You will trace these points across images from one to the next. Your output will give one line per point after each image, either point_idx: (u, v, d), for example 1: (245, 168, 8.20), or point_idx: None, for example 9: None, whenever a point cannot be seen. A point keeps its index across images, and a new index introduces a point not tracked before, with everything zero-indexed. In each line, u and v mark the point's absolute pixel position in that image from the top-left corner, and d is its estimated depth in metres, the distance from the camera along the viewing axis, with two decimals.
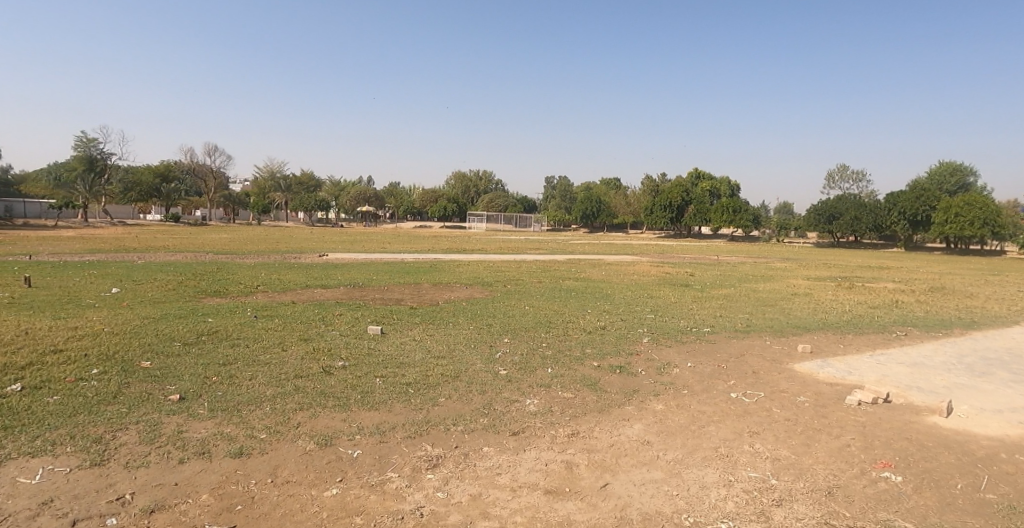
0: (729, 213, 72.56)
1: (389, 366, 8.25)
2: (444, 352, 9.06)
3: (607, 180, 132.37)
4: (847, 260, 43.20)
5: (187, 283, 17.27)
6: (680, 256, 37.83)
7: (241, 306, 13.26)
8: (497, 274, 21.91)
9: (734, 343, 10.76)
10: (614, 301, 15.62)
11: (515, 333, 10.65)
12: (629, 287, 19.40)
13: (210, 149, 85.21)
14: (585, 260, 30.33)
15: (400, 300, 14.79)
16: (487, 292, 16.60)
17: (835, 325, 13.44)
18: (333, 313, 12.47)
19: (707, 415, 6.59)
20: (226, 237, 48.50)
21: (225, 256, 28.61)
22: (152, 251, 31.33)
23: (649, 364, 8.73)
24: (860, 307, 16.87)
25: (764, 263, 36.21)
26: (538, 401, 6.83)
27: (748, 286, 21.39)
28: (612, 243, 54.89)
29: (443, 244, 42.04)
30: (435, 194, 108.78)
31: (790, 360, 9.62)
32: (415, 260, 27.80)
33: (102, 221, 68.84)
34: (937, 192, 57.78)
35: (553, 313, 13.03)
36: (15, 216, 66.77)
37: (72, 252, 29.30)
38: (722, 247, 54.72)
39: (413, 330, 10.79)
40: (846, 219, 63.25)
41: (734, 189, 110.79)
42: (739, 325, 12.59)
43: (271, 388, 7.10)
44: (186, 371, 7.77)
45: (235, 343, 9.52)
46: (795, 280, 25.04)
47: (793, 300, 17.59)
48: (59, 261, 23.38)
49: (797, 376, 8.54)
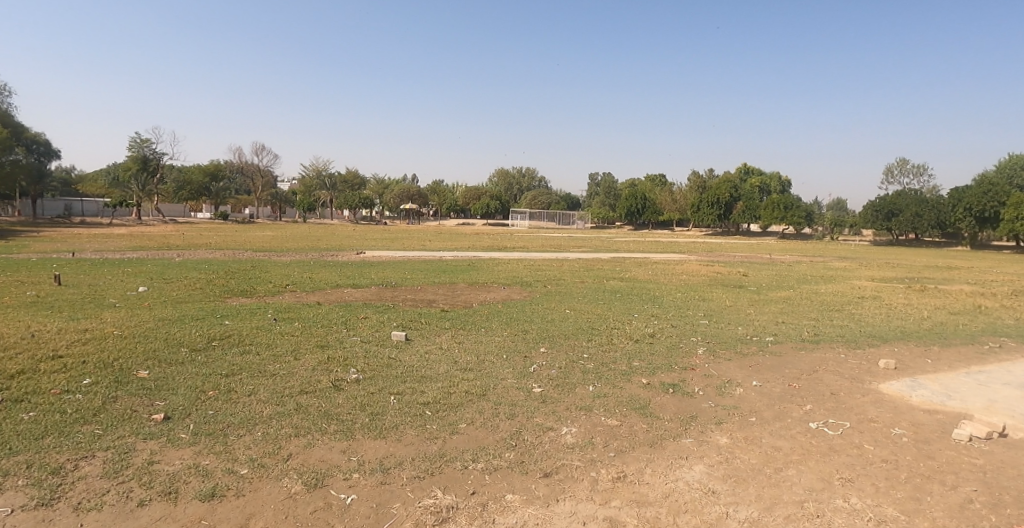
0: (781, 209, 69.63)
1: (411, 380, 7.29)
2: (472, 364, 8.03)
3: (652, 176, 129.63)
4: (912, 260, 40.43)
5: (216, 282, 16.80)
6: (729, 255, 36.02)
7: (263, 307, 12.62)
8: (536, 273, 20.85)
9: (803, 356, 9.39)
10: (663, 304, 14.33)
11: (553, 342, 9.54)
12: (679, 288, 18.04)
13: (258, 148, 87.07)
14: (629, 259, 28.95)
15: (432, 301, 13.89)
16: (526, 293, 15.55)
17: (916, 335, 11.81)
18: (357, 316, 11.65)
19: (784, 454, 5.37)
20: (270, 235, 48.91)
21: (264, 253, 28.51)
22: (194, 248, 31.49)
23: (708, 383, 7.51)
24: (940, 313, 15.05)
25: (820, 263, 33.99)
26: (577, 429, 5.73)
27: (809, 288, 19.65)
28: (658, 240, 53.02)
29: (484, 242, 41.26)
30: (477, 191, 108.50)
31: (874, 378, 8.22)
32: (453, 258, 26.97)
33: (155, 219, 70.98)
34: (1008, 187, 53.55)
35: (596, 318, 11.88)
36: (75, 215, 69.43)
37: (116, 249, 29.71)
38: (776, 245, 52.11)
39: (441, 336, 9.82)
40: (906, 217, 59.54)
41: (785, 185, 106.69)
42: (807, 334, 11.13)
43: (269, 405, 6.28)
44: (182, 385, 7.07)
45: (246, 350, 8.80)
46: (859, 281, 23.06)
47: (861, 305, 15.87)
48: (100, 259, 23.52)
49: (886, 401, 7.17)
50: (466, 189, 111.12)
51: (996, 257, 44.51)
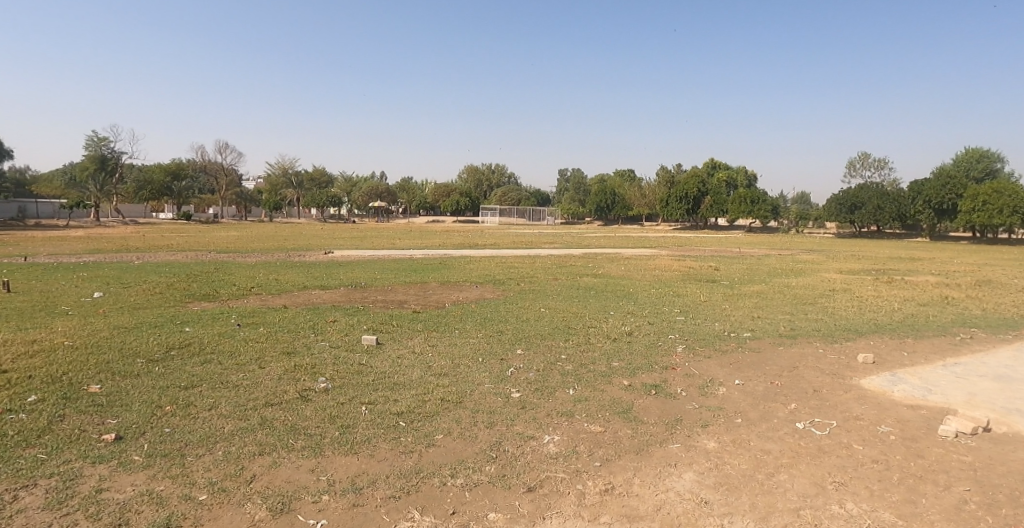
0: (748, 203, 70.77)
1: (383, 388, 6.93)
2: (447, 369, 7.70)
3: (621, 172, 130.51)
4: (875, 251, 41.36)
5: (176, 286, 16.09)
6: (700, 249, 36.33)
7: (226, 312, 12.05)
8: (509, 271, 20.56)
9: (782, 352, 9.31)
10: (639, 301, 14.19)
11: (530, 343, 9.27)
12: (653, 284, 17.96)
13: (222, 146, 84.83)
14: (602, 255, 28.86)
15: (404, 302, 13.49)
16: (499, 292, 15.25)
17: (889, 328, 11.87)
18: (325, 319, 11.19)
19: (773, 457, 5.20)
20: (235, 235, 47.61)
21: (228, 254, 27.64)
22: (154, 250, 30.36)
23: (690, 383, 7.33)
24: (909, 304, 15.24)
25: (789, 256, 34.46)
26: (559, 437, 5.47)
27: (780, 281, 19.80)
28: (629, 235, 53.29)
29: (455, 240, 40.75)
30: (448, 189, 107.82)
31: (854, 374, 8.15)
32: (425, 256, 26.53)
33: (113, 220, 68.57)
34: (964, 179, 55.22)
35: (573, 316, 11.65)
36: (28, 217, 66.60)
37: (70, 252, 28.43)
38: (745, 238, 52.83)
39: (413, 340, 9.45)
40: (869, 209, 60.99)
41: (751, 179, 108.54)
42: (784, 329, 11.08)
43: (231, 421, 5.88)
44: (137, 400, 6.59)
45: (207, 359, 8.31)
46: (828, 274, 23.36)
47: (833, 298, 15.99)
48: (53, 263, 22.44)
49: (869, 397, 7.09)
50: (436, 186, 110.20)
51: (954, 248, 45.83)
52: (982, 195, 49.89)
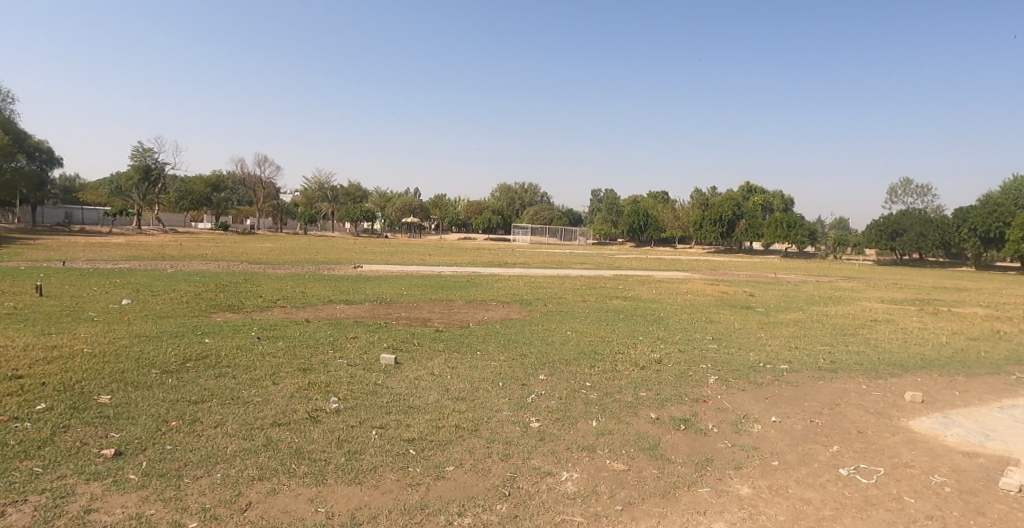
0: (783, 228, 69.23)
1: (396, 411, 6.64)
2: (465, 393, 7.37)
3: (654, 194, 129.39)
4: (918, 280, 39.72)
5: (204, 295, 16.17)
6: (733, 274, 35.40)
7: (248, 324, 11.99)
8: (537, 291, 20.18)
9: (822, 386, 8.71)
10: (669, 326, 13.66)
11: (554, 367, 8.89)
12: (684, 308, 17.40)
13: (261, 159, 86.99)
14: (632, 277, 28.26)
15: (427, 319, 13.26)
16: (525, 312, 14.91)
17: (938, 363, 11.11)
18: (346, 335, 11.00)
19: (814, 508, 4.72)
20: (269, 247, 48.37)
21: (259, 266, 27.96)
22: (189, 259, 30.92)
23: (723, 418, 6.84)
24: (958, 338, 14.34)
25: (827, 282, 33.32)
26: (578, 474, 5.08)
27: (818, 309, 18.98)
28: (661, 258, 52.41)
29: (484, 257, 40.60)
30: (479, 206, 108.36)
31: (902, 414, 7.54)
32: (452, 273, 26.34)
33: (155, 228, 70.63)
34: (1013, 207, 52.94)
35: (599, 341, 11.22)
36: (75, 223, 68.99)
37: (109, 259, 29.15)
38: (780, 264, 51.48)
39: (433, 360, 9.15)
40: (911, 236, 58.88)
41: (787, 203, 106.43)
42: (823, 362, 10.44)
43: (235, 442, 5.66)
44: (144, 413, 6.43)
45: (221, 372, 8.16)
46: (869, 303, 22.35)
47: (875, 329, 15.17)
48: (90, 268, 22.97)
49: (920, 441, 6.50)
50: (468, 204, 110.86)
51: (1004, 278, 43.79)
52: None
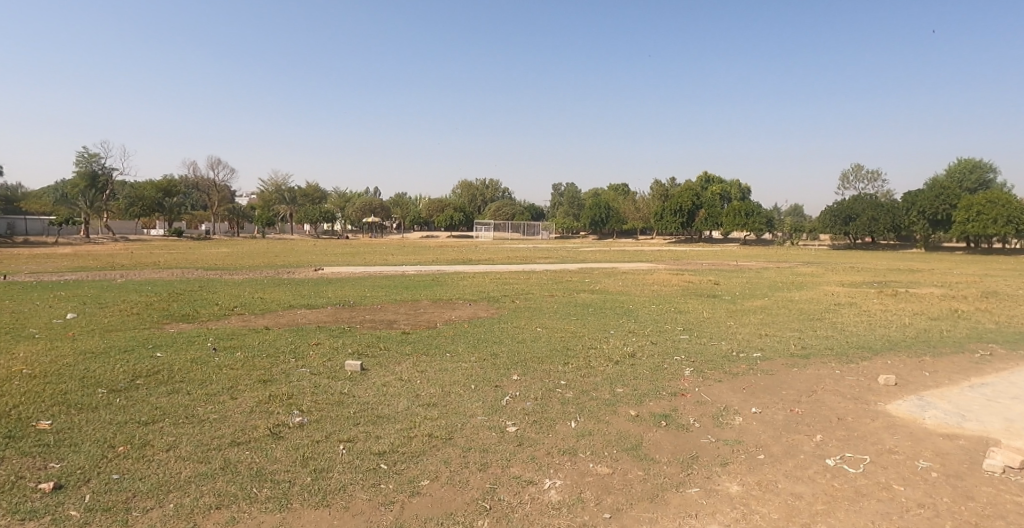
0: (742, 216, 70.63)
1: (365, 422, 6.28)
2: (437, 399, 7.04)
3: (615, 186, 130.45)
4: (873, 263, 40.87)
5: (156, 306, 15.36)
6: (697, 263, 35.79)
7: (204, 334, 11.36)
8: (504, 288, 19.89)
9: (797, 373, 8.67)
10: (640, 319, 13.57)
11: (527, 367, 8.62)
12: (653, 299, 17.36)
13: (214, 162, 84.29)
14: (598, 269, 28.24)
15: (393, 321, 12.85)
16: (494, 310, 14.60)
17: (904, 344, 11.25)
18: (308, 342, 10.50)
19: (806, 503, 4.58)
20: (225, 251, 46.77)
21: (215, 272, 26.93)
22: (140, 268, 29.56)
23: (703, 412, 6.68)
24: (919, 319, 14.63)
25: (787, 269, 34.04)
26: (561, 481, 4.83)
27: (782, 296, 19.20)
28: (624, 250, 52.74)
29: (449, 255, 40.09)
30: (442, 204, 107.48)
31: (878, 398, 7.52)
32: (417, 273, 25.83)
33: (103, 237, 67.70)
34: (958, 190, 55.04)
35: (571, 337, 11.00)
36: (16, 234, 65.59)
37: (53, 270, 27.64)
38: (741, 252, 52.45)
39: (401, 364, 8.77)
40: (864, 220, 60.69)
41: (745, 192, 108.71)
42: (794, 348, 10.44)
43: (189, 465, 5.22)
44: (88, 439, 5.90)
45: (174, 389, 7.62)
46: (830, 287, 22.78)
47: (840, 313, 15.38)
48: (32, 281, 21.70)
49: (899, 426, 6.46)
50: (431, 201, 109.78)
51: (951, 258, 45.52)
52: (975, 205, 49.74)
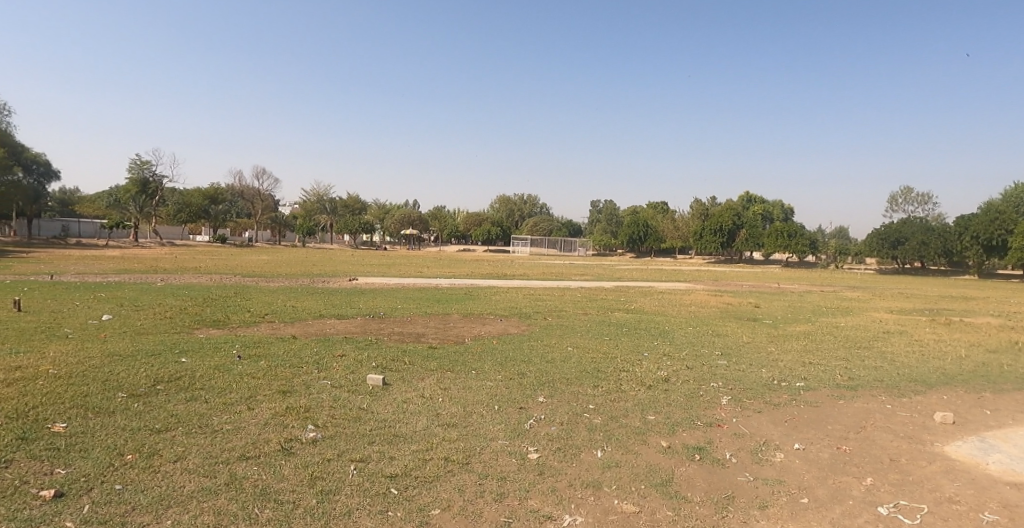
0: (784, 237, 68.70)
1: (380, 440, 6.01)
2: (457, 419, 6.73)
3: (654, 204, 128.70)
4: (923, 289, 39.06)
5: (190, 310, 15.55)
6: (736, 284, 34.77)
7: (231, 341, 11.34)
8: (536, 304, 19.51)
9: (844, 407, 8.05)
10: (675, 341, 13.03)
11: (554, 388, 8.24)
12: (689, 321, 16.75)
13: (259, 171, 86.66)
14: (633, 288, 27.60)
15: (420, 335, 12.65)
16: (524, 327, 14.26)
17: (962, 378, 10.43)
18: (333, 353, 10.34)
19: None
20: (265, 259, 47.75)
21: (253, 278, 27.36)
22: (182, 272, 30.29)
23: (741, 446, 6.19)
24: (977, 350, 13.65)
25: (832, 292, 32.73)
26: (582, 519, 4.48)
27: (827, 321, 18.32)
28: (662, 269, 51.76)
29: (483, 269, 39.95)
30: (479, 218, 108.01)
31: (936, 438, 6.87)
32: (450, 286, 25.70)
33: (152, 241, 70.10)
34: (1015, 215, 52.35)
35: (601, 358, 10.56)
36: (70, 236, 68.29)
37: (99, 272, 28.52)
38: (782, 274, 50.84)
39: (424, 381, 8.50)
40: (913, 245, 58.17)
41: (787, 212, 105.98)
42: (841, 379, 9.77)
43: (194, 479, 5.03)
44: (99, 444, 5.79)
45: (193, 396, 7.51)
46: (878, 314, 21.65)
47: (889, 342, 14.49)
48: (78, 282, 22.35)
49: (961, 470, 5.84)
50: (467, 215, 110.39)
51: (1009, 287, 43.13)
52: None
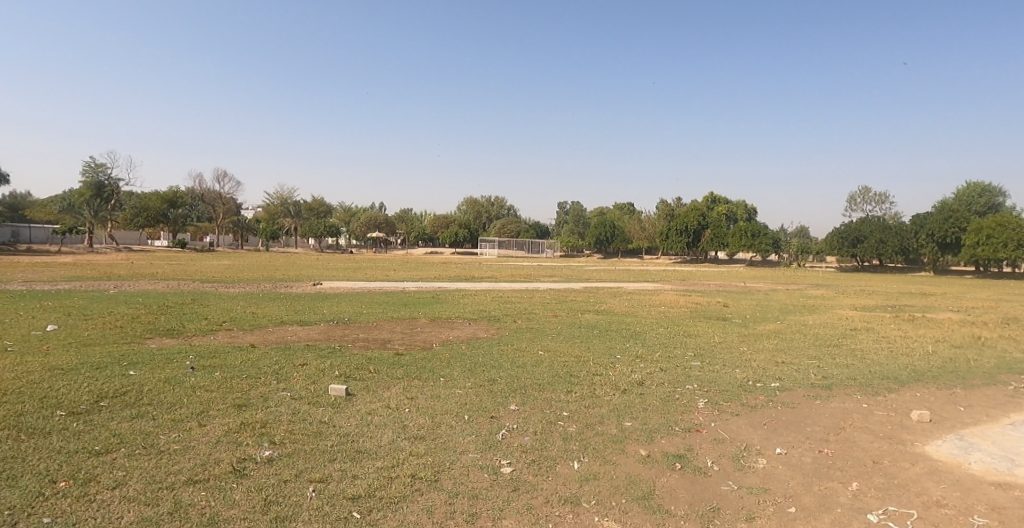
0: (748, 237, 69.83)
1: (342, 457, 5.59)
2: (425, 431, 6.36)
3: (621, 206, 129.74)
4: (883, 286, 40.05)
5: (142, 319, 14.75)
6: (704, 284, 35.07)
7: (185, 350, 10.71)
8: (506, 307, 19.18)
9: (820, 407, 7.92)
10: (647, 342, 12.86)
11: (526, 394, 7.94)
12: (660, 321, 16.64)
13: (220, 174, 84.24)
14: (603, 289, 27.50)
15: (387, 341, 12.20)
16: (494, 331, 13.91)
17: (932, 374, 10.48)
18: (293, 362, 9.82)
19: None
20: (226, 263, 46.24)
21: (212, 284, 26.35)
22: (136, 279, 29.02)
23: (721, 452, 5.97)
24: (942, 346, 13.83)
25: (797, 290, 33.26)
26: None
27: (795, 320, 18.42)
28: (631, 269, 51.99)
29: (452, 272, 39.47)
30: (447, 220, 107.26)
31: (915, 437, 6.78)
32: (418, 289, 25.17)
33: (106, 247, 67.43)
34: (967, 213, 54.24)
35: (574, 361, 10.29)
36: (19, 242, 65.24)
37: (47, 279, 27.09)
38: (748, 273, 51.57)
39: (390, 390, 8.09)
40: (871, 243, 59.67)
41: (751, 213, 108.08)
42: (814, 378, 9.68)
43: (134, 508, 4.56)
44: (29, 470, 5.24)
45: (139, 413, 6.95)
46: (844, 311, 21.96)
47: (857, 339, 14.58)
48: (23, 290, 21.12)
49: (944, 472, 5.72)
50: (436, 217, 109.43)
51: (962, 283, 44.63)
52: (985, 229, 48.83)
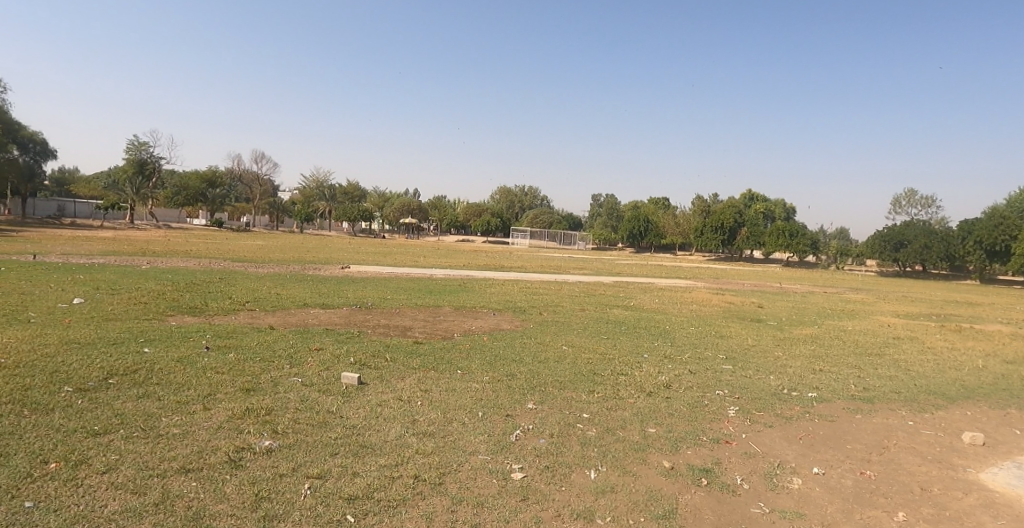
0: (785, 237, 67.79)
1: (344, 452, 5.29)
2: (435, 427, 6.02)
3: (655, 200, 127.61)
4: (927, 294, 38.30)
5: (167, 296, 14.78)
6: (738, 283, 34.04)
7: (202, 330, 10.59)
8: (532, 298, 18.78)
9: (863, 423, 7.32)
10: (677, 342, 12.31)
11: (545, 393, 7.54)
12: (691, 321, 16.01)
13: (257, 156, 85.49)
14: (633, 284, 26.83)
15: (407, 328, 11.93)
16: (517, 323, 13.52)
17: (984, 392, 9.69)
18: (309, 346, 9.60)
19: None
20: (259, 244, 46.82)
21: (242, 264, 26.50)
22: (170, 256, 29.43)
23: (752, 468, 5.49)
24: (994, 361, 12.91)
25: (835, 294, 32.02)
26: None
27: (834, 325, 17.55)
28: (662, 265, 50.90)
29: (479, 260, 39.14)
30: (479, 209, 107.07)
31: (970, 462, 6.15)
32: (445, 277, 24.93)
33: (147, 223, 69.12)
34: (1020, 220, 51.59)
35: (598, 359, 9.83)
36: (66, 216, 67.37)
37: (84, 253, 27.65)
38: (784, 274, 50.03)
39: (404, 380, 7.78)
40: (915, 248, 57.24)
41: (789, 212, 105.13)
42: (855, 389, 9.04)
43: (120, 497, 4.33)
44: (23, 448, 5.09)
45: (145, 393, 6.77)
46: (885, 318, 20.90)
47: (900, 348, 13.75)
48: (59, 263, 21.52)
49: (1002, 505, 5.12)
50: (467, 205, 109.37)
51: (1011, 293, 42.48)
52: None
